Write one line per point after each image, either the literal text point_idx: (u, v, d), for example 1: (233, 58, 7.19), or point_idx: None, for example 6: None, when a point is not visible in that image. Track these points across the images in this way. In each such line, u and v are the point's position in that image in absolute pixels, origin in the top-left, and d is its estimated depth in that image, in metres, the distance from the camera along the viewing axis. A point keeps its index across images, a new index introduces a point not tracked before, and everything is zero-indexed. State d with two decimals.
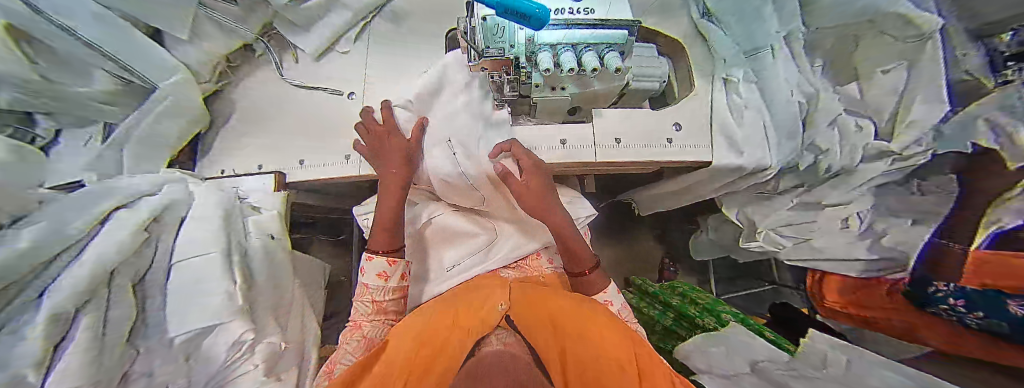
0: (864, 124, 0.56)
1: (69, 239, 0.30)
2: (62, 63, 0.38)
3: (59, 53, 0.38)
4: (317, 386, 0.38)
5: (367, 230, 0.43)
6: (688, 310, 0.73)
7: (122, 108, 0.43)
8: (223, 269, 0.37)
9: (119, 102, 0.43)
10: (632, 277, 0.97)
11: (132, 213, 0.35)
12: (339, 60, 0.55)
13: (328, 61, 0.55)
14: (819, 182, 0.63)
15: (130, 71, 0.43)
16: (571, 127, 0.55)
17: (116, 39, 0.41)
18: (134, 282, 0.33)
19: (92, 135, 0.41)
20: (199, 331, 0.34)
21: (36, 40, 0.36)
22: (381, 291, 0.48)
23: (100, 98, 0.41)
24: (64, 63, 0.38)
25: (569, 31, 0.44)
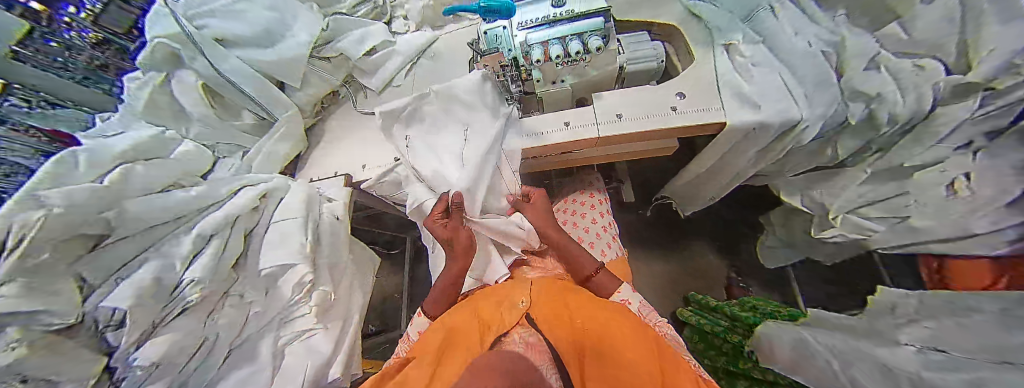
0: (926, 62, 0.48)
1: (217, 197, 0.46)
2: (226, 107, 0.63)
3: (226, 100, 0.62)
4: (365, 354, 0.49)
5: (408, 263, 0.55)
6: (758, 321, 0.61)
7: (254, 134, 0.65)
8: (302, 228, 0.49)
9: (254, 131, 0.65)
10: (693, 294, 0.86)
11: (255, 187, 0.50)
12: (392, 93, 0.72)
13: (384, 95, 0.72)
14: (894, 139, 0.53)
15: (260, 108, 0.64)
16: (571, 111, 0.60)
17: (263, 91, 0.62)
18: (246, 232, 0.47)
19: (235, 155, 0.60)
20: (279, 267, 0.46)
21: (218, 95, 0.62)
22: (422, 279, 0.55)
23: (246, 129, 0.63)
24: (228, 107, 0.63)
25: (555, 28, 0.53)
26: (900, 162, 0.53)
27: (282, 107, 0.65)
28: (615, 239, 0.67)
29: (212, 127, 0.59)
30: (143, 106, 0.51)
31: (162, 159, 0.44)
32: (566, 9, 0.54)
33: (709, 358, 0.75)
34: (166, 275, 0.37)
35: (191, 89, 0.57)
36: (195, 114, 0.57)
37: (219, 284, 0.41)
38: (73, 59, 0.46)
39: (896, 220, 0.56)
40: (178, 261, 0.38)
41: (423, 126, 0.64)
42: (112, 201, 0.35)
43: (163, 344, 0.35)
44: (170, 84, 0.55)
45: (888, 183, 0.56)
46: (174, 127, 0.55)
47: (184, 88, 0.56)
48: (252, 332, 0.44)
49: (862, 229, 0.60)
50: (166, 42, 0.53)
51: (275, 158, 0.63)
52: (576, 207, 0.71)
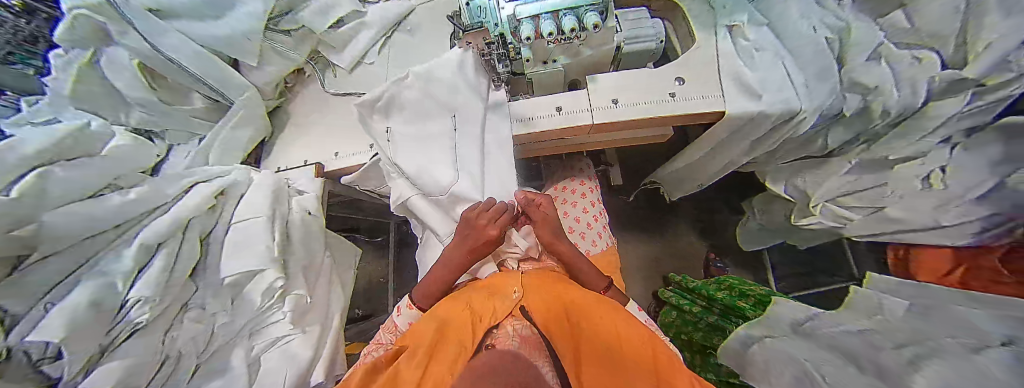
0: (925, 54, 0.47)
1: (164, 199, 0.40)
2: (172, 91, 0.53)
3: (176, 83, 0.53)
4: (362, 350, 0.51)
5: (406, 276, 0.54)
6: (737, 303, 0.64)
7: (210, 120, 0.57)
8: (267, 230, 0.44)
9: (207, 116, 0.56)
10: (670, 274, 0.89)
11: (208, 185, 0.44)
12: (368, 71, 0.64)
13: (359, 73, 0.64)
14: (883, 130, 0.54)
15: (213, 90, 0.55)
16: (565, 94, 0.56)
17: (208, 69, 0.53)
18: (203, 236, 0.42)
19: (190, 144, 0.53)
20: (244, 274, 0.41)
21: (159, 75, 0.52)
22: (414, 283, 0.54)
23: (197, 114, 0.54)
24: (174, 91, 0.53)
25: (548, 0, 0.47)
26: (885, 154, 0.54)
27: (238, 90, 0.56)
28: (604, 227, 0.67)
29: (154, 113, 0.49)
30: (70, 94, 0.42)
31: (90, 158, 0.36)
32: None
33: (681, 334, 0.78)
34: (106, 296, 0.32)
35: (126, 70, 0.47)
36: (132, 99, 0.47)
37: (175, 297, 0.36)
38: None
39: (873, 210, 0.58)
40: (119, 279, 0.33)
41: (405, 115, 0.58)
42: (26, 214, 0.29)
43: (119, 368, 0.31)
44: (99, 64, 0.45)
45: (871, 174, 0.57)
46: (111, 116, 0.45)
47: (117, 69, 0.46)
48: (223, 342, 0.41)
49: (841, 217, 0.62)
50: (88, 13, 0.42)
51: (234, 146, 0.56)
52: (565, 195, 0.69)
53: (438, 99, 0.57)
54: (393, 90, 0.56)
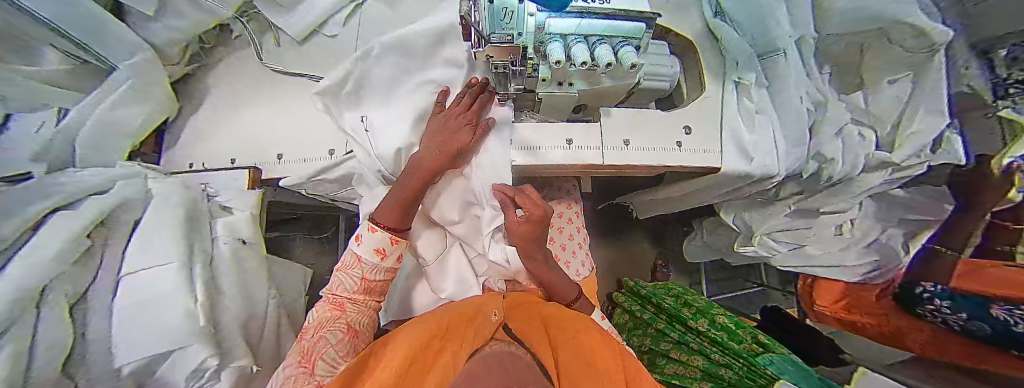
0: (867, 134, 0.56)
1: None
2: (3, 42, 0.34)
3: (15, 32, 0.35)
4: (298, 378, 0.34)
5: (360, 253, 0.42)
6: (681, 312, 0.73)
7: (76, 90, 0.40)
8: (190, 283, 0.32)
9: (69, 83, 0.40)
10: (626, 279, 0.95)
11: (74, 216, 0.29)
12: (325, 44, 0.52)
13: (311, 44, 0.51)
14: (818, 190, 0.63)
15: (81, 48, 0.39)
16: (576, 127, 0.53)
17: (75, 17, 0.37)
18: (76, 298, 0.28)
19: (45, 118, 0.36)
20: (156, 355, 0.29)
21: None
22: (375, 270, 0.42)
23: (46, 78, 0.37)
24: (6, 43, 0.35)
25: (584, 21, 0.41)
26: (817, 207, 0.65)
27: (127, 51, 0.42)
28: (586, 253, 0.67)
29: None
30: None
31: None
32: None
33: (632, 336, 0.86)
34: None
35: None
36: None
37: None
38: None
39: (795, 246, 0.70)
40: None
41: (376, 100, 0.49)
42: None
43: None
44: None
45: (802, 218, 0.68)
46: None
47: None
48: None
49: (770, 249, 0.72)
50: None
51: (117, 134, 0.41)
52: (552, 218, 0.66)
53: (417, 81, 0.49)
54: (362, 68, 0.47)
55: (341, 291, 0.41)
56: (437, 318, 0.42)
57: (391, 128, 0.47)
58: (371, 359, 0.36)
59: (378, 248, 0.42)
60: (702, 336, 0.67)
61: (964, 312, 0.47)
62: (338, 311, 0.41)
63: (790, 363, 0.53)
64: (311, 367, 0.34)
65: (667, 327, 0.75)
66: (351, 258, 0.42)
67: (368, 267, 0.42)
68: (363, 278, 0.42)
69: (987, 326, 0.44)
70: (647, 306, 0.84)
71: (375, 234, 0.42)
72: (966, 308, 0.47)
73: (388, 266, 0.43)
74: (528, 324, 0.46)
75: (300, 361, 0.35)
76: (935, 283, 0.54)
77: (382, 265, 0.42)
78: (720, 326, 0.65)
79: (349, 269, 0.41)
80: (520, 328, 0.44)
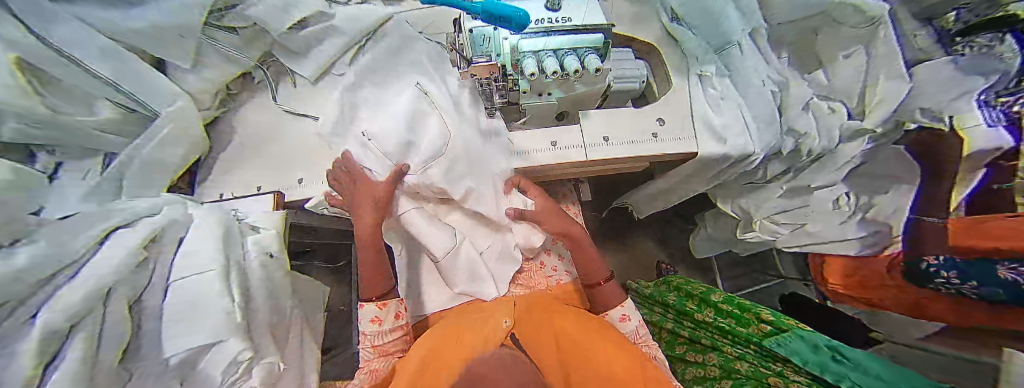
0: (836, 107, 0.58)
1: (65, 258, 0.30)
2: (63, 93, 0.39)
3: (66, 83, 0.38)
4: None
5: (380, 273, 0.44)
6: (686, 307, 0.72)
7: (124, 137, 0.44)
8: (225, 285, 0.36)
9: (120, 129, 0.43)
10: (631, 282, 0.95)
11: (133, 233, 0.35)
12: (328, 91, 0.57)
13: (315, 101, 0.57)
14: (804, 167, 0.65)
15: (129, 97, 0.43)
16: (558, 129, 0.58)
17: (127, 71, 0.43)
18: (132, 300, 0.32)
19: (91, 165, 0.41)
20: (193, 349, 0.33)
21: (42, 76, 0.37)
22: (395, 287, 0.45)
23: (111, 128, 0.42)
24: (65, 93, 0.39)
25: (550, 37, 0.49)
26: (808, 184, 0.66)
27: (166, 95, 0.46)
28: None
29: (40, 126, 0.35)
30: None
31: None
32: (562, 17, 0.50)
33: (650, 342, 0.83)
34: None
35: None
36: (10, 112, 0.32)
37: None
38: None
39: (795, 227, 0.71)
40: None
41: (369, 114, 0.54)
42: None
43: None
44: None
45: (795, 197, 0.68)
46: None
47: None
48: None
49: (772, 233, 0.73)
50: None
51: (161, 171, 0.46)
52: None
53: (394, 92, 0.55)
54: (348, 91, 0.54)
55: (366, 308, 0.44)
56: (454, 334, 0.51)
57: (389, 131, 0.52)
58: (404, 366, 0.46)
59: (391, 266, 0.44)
60: (710, 327, 0.66)
61: (976, 281, 0.47)
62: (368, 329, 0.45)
63: (799, 340, 0.51)
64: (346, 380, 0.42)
65: (681, 327, 0.73)
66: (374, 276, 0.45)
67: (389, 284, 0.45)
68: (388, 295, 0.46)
69: (1008, 290, 0.45)
70: (657, 314, 0.82)
71: None
72: (975, 277, 0.47)
73: (388, 329, 0.56)
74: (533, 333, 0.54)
75: None
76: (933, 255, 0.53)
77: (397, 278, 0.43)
78: (726, 312, 0.64)
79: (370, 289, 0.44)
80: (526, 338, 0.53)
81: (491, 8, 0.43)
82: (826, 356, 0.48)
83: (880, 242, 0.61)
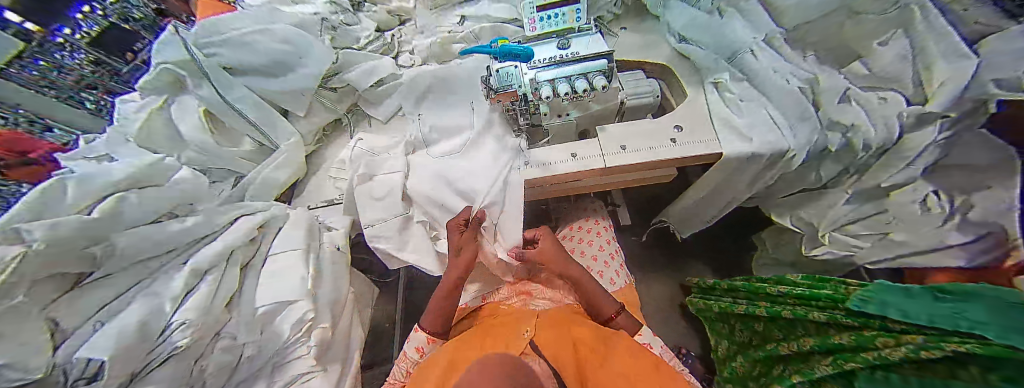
0: (887, 95, 0.54)
1: (209, 230, 0.42)
2: (227, 135, 0.60)
3: (227, 127, 0.60)
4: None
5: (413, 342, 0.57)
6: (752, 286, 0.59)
7: (255, 161, 0.60)
8: (303, 261, 0.46)
9: (256, 158, 0.60)
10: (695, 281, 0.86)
11: (253, 218, 0.47)
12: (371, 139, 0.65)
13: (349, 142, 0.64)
14: (867, 164, 0.58)
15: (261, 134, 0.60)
16: (577, 143, 0.63)
17: (262, 114, 0.59)
18: (242, 266, 0.44)
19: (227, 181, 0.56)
20: (279, 304, 0.42)
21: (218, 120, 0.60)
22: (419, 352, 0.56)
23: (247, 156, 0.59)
24: (229, 136, 0.60)
25: (562, 68, 0.58)
26: (877, 184, 0.57)
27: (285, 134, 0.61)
28: (621, 265, 0.68)
29: (205, 153, 0.54)
30: (138, 129, 0.50)
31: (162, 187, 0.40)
32: (571, 52, 0.59)
33: (727, 343, 0.73)
34: (152, 318, 0.33)
35: (192, 114, 0.56)
36: (192, 140, 0.53)
37: (212, 324, 0.36)
38: (63, 80, 0.51)
39: (877, 236, 0.59)
40: (168, 301, 0.35)
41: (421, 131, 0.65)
42: (100, 234, 0.33)
43: None
44: (170, 108, 0.55)
45: (868, 201, 0.60)
46: (165, 149, 0.51)
47: (185, 112, 0.55)
48: (244, 379, 0.40)
49: (847, 246, 0.62)
50: (172, 68, 0.54)
51: (273, 187, 0.59)
52: (581, 234, 0.72)
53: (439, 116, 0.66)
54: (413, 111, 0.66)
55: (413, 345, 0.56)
56: (470, 344, 0.52)
57: (425, 184, 0.60)
58: (425, 370, 0.50)
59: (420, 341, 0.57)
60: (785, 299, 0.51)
61: None
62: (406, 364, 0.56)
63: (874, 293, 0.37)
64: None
65: (768, 343, 0.56)
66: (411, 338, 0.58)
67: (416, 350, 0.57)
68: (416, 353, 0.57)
69: None
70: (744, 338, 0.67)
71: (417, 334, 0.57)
72: None
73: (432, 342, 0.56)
74: (558, 341, 0.51)
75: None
76: None
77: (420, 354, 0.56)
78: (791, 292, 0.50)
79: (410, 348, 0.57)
80: (548, 345, 0.50)
81: (506, 49, 0.59)
82: (929, 296, 0.34)
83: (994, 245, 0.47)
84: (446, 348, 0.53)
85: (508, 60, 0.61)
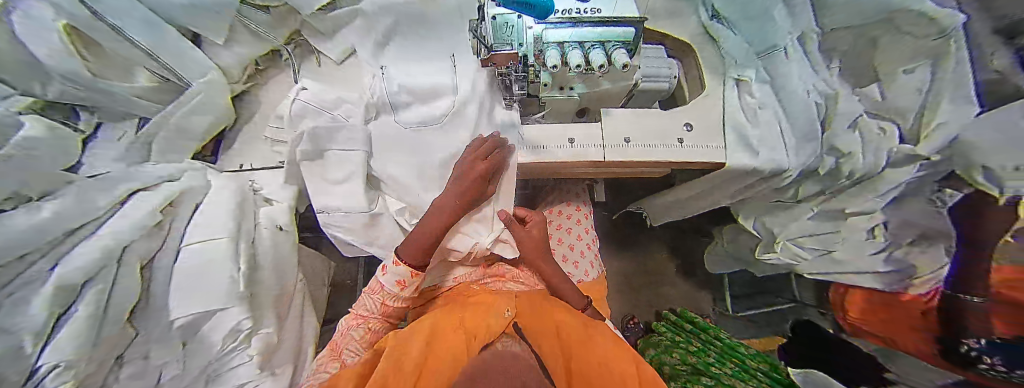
0: (887, 127, 0.54)
1: (85, 219, 0.31)
2: (106, 61, 0.42)
3: (105, 48, 0.42)
4: (328, 362, 0.45)
5: (383, 282, 0.49)
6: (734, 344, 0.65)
7: (160, 103, 0.45)
8: (231, 256, 0.37)
9: (154, 97, 0.45)
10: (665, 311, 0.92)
11: (153, 195, 0.35)
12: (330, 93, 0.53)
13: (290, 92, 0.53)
14: (843, 188, 0.60)
15: (164, 67, 0.45)
16: (578, 126, 0.56)
17: (164, 42, 0.45)
18: (144, 263, 0.33)
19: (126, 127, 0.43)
20: (202, 314, 0.34)
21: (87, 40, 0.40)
22: (391, 295, 0.49)
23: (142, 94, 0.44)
24: (109, 62, 0.42)
25: (577, 29, 0.46)
26: (843, 207, 0.61)
27: (200, 71, 0.47)
28: (595, 254, 0.69)
29: (79, 87, 0.38)
30: None
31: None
32: (593, 8, 0.48)
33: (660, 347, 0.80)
34: (8, 366, 0.23)
35: (50, 31, 0.36)
36: (53, 67, 0.36)
37: (105, 350, 0.28)
38: None
39: (823, 252, 0.66)
40: (26, 337, 0.25)
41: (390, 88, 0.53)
42: None
43: None
44: (10, 20, 0.34)
45: (829, 221, 0.64)
46: (23, 86, 0.36)
47: (37, 28, 0.35)
48: None
49: (795, 256, 0.69)
50: None
51: (187, 138, 0.47)
52: (560, 219, 0.69)
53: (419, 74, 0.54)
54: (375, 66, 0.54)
55: (368, 310, 0.50)
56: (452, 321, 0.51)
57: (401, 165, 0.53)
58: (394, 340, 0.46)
59: (398, 280, 0.49)
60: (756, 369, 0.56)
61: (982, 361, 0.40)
62: (360, 321, 0.50)
63: None
64: (338, 354, 0.46)
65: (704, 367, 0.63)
66: (375, 283, 0.50)
67: (387, 294, 0.49)
68: (383, 303, 0.50)
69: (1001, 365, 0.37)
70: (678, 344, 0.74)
71: (397, 267, 0.48)
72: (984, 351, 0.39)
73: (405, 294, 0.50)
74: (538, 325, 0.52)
75: (330, 353, 0.46)
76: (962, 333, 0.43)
77: (399, 294, 0.49)
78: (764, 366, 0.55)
79: (372, 295, 0.49)
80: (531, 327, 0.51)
81: None
82: None
83: (903, 278, 0.56)
84: (421, 324, 0.51)
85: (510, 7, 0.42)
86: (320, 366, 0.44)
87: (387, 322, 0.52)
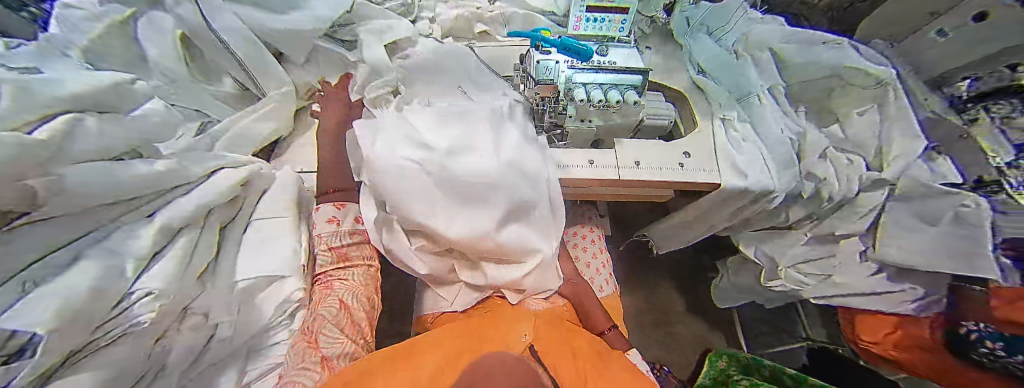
0: (854, 159, 0.62)
1: (183, 180, 0.33)
2: (206, 70, 0.52)
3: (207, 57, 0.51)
4: (306, 352, 0.36)
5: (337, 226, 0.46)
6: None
7: (233, 106, 0.53)
8: (293, 230, 0.42)
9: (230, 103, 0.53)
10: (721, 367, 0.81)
11: (235, 172, 0.38)
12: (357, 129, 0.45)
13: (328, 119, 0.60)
14: (828, 214, 0.65)
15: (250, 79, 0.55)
16: (594, 151, 0.63)
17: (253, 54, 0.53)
18: (220, 227, 0.37)
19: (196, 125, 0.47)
20: (261, 278, 0.37)
21: (197, 50, 0.50)
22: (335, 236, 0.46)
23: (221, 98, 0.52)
24: (208, 70, 0.52)
25: (596, 74, 0.57)
26: (832, 231, 0.66)
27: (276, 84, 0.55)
28: (608, 273, 0.71)
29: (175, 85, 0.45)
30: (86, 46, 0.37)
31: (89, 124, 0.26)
32: (608, 60, 0.59)
33: None
34: (110, 282, 0.25)
35: (166, 37, 0.45)
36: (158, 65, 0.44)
37: (180, 295, 0.30)
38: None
39: (822, 277, 0.69)
40: (130, 262, 0.27)
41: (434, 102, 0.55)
42: (47, 164, 0.22)
43: None
44: (137, 24, 0.43)
45: (823, 246, 0.68)
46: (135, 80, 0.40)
47: (157, 33, 0.45)
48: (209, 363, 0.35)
49: (798, 282, 0.71)
50: None
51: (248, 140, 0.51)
52: (577, 240, 0.73)
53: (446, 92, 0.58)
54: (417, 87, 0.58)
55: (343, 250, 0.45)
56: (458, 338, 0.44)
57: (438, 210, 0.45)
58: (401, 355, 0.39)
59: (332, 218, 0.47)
60: None
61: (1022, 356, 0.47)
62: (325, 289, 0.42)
63: None
64: (316, 342, 0.37)
65: None
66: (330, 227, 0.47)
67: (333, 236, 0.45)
68: (331, 246, 0.45)
69: None
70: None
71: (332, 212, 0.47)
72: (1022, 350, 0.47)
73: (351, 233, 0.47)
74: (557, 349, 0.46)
75: (306, 339, 0.38)
76: (973, 322, 0.53)
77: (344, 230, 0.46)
78: None
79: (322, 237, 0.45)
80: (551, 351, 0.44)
81: (568, 44, 0.57)
82: None
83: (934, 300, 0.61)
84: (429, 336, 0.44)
85: (564, 53, 0.59)
86: (294, 360, 0.36)
87: (354, 270, 0.46)
